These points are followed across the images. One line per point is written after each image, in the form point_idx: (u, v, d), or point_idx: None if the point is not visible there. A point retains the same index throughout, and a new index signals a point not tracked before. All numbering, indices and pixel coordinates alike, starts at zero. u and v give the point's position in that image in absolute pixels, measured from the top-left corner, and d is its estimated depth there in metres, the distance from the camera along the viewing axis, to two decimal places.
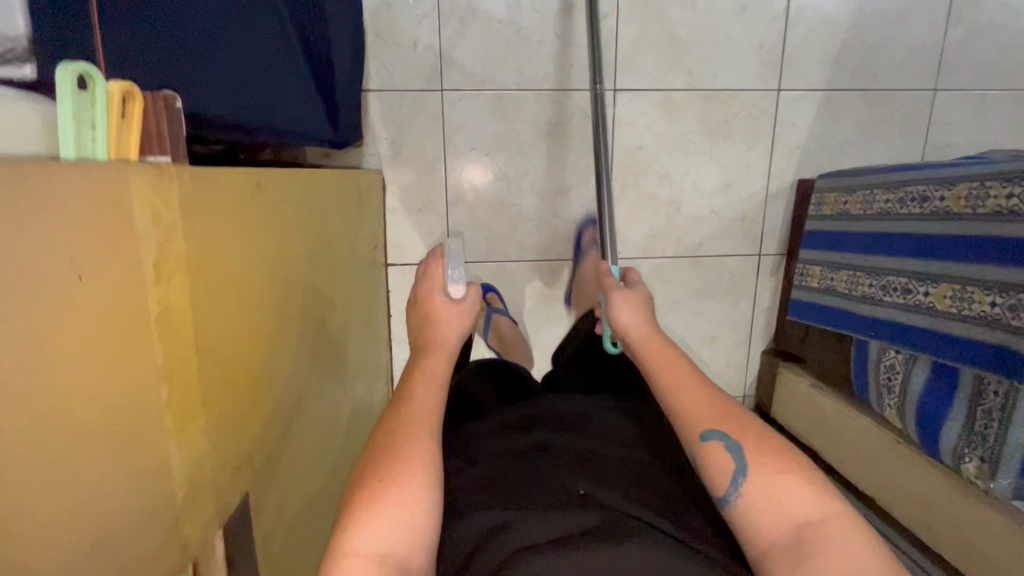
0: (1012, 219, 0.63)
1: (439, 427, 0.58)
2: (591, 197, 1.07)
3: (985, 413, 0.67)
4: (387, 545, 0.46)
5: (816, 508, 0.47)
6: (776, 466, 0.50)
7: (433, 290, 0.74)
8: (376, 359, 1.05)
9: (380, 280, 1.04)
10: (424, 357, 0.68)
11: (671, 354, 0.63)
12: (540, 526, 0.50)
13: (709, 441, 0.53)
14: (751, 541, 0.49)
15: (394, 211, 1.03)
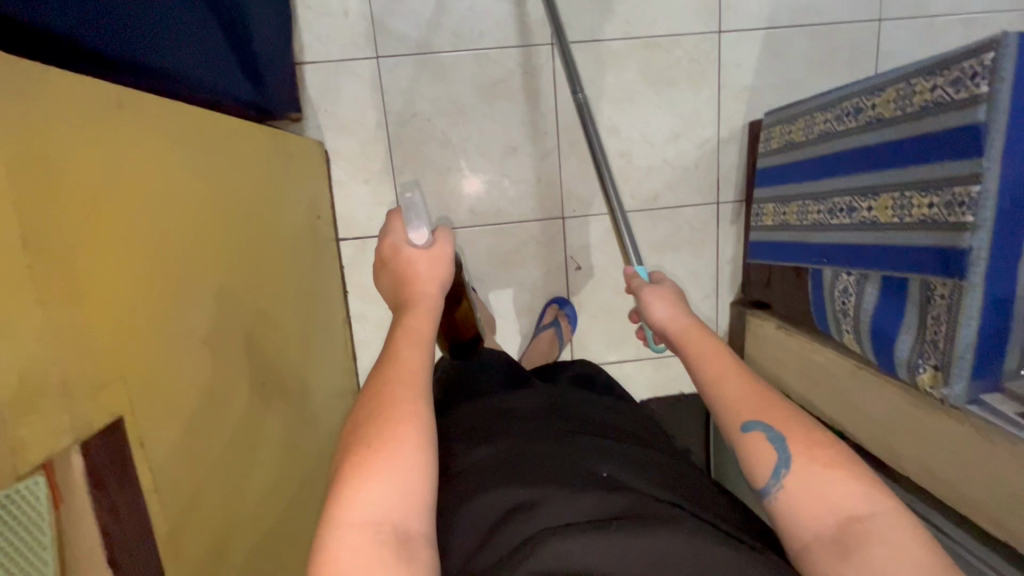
0: (935, 113, 0.62)
1: (429, 389, 0.50)
2: (540, 157, 1.06)
3: (935, 318, 0.65)
4: (382, 513, 0.41)
5: (865, 503, 0.43)
6: (821, 459, 0.46)
7: (400, 244, 0.60)
8: (335, 334, 1.03)
9: (332, 254, 1.02)
10: (404, 316, 0.56)
11: (708, 338, 0.57)
12: (565, 507, 0.49)
13: (752, 432, 0.49)
14: (792, 530, 0.46)
15: (340, 184, 1.02)
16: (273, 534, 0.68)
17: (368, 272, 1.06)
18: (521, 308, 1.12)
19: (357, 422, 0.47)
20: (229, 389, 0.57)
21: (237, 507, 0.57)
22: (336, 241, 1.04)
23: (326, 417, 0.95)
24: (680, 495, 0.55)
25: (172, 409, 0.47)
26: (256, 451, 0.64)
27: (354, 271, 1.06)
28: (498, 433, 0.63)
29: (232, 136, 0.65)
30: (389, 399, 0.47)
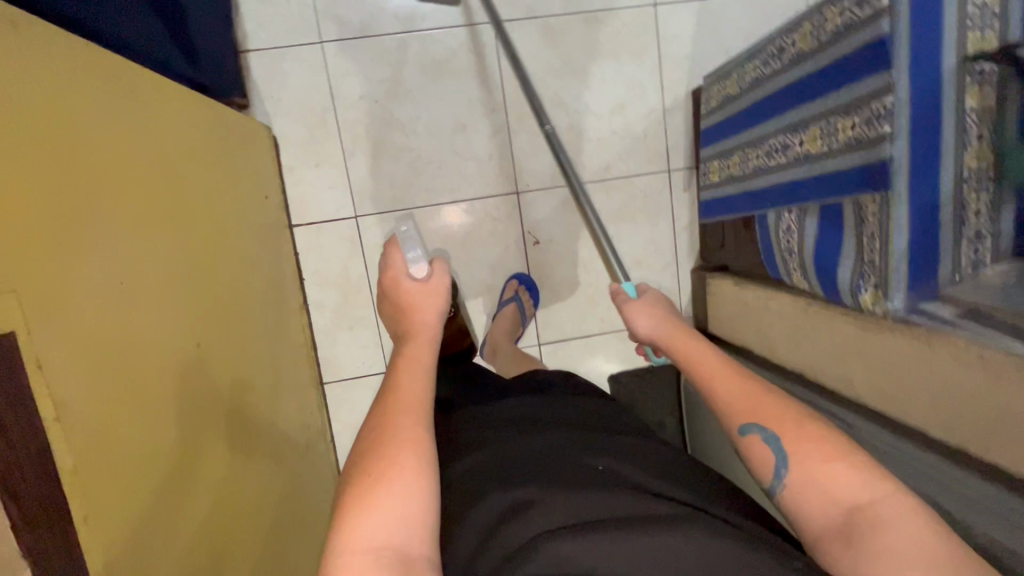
0: (846, 35, 0.63)
1: (430, 412, 0.49)
2: (489, 133, 1.07)
3: (870, 237, 0.66)
4: (388, 538, 0.40)
5: (866, 491, 0.43)
6: (818, 453, 0.46)
7: (399, 276, 0.61)
8: (297, 321, 1.01)
9: (286, 240, 1.01)
10: (404, 346, 0.57)
11: (695, 342, 0.58)
12: (564, 503, 0.48)
13: (748, 435, 0.49)
14: (803, 525, 0.45)
15: (291, 169, 1.03)
16: (234, 561, 0.65)
17: (324, 258, 1.05)
18: (483, 288, 1.11)
19: (359, 450, 0.45)
20: (170, 384, 0.56)
21: (174, 537, 0.54)
22: (289, 227, 1.03)
23: (292, 419, 0.91)
24: (688, 490, 0.53)
25: (84, 345, 0.45)
26: (205, 475, 0.61)
27: (310, 257, 1.05)
28: (487, 433, 0.60)
29: (157, 92, 0.64)
30: (393, 425, 0.46)
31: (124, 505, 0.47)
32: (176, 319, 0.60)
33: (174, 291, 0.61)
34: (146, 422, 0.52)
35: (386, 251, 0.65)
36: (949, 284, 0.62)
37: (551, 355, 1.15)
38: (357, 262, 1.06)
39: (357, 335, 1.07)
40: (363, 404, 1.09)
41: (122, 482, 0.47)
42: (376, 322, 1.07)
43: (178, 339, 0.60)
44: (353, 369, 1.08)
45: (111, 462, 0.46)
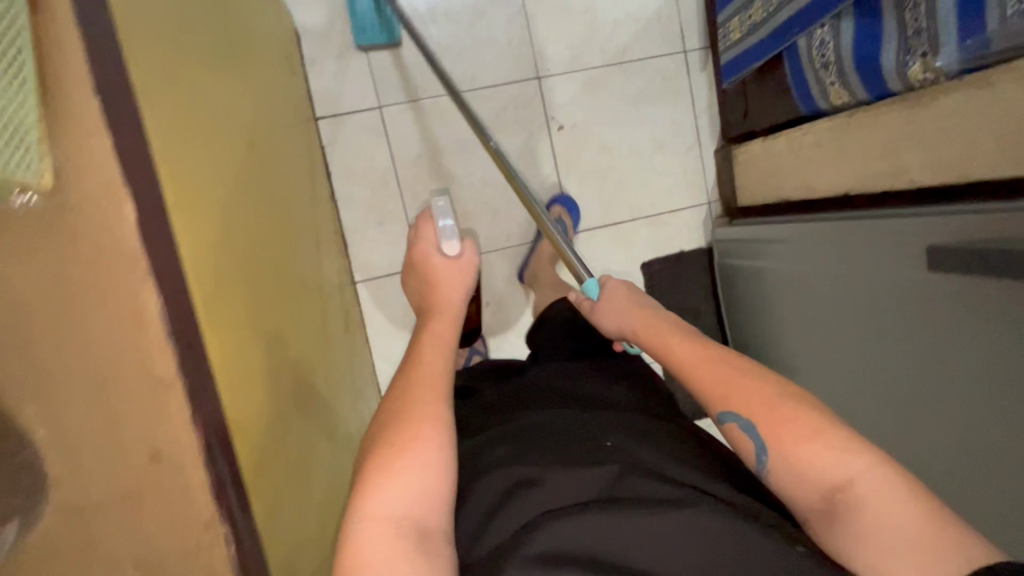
0: None
1: (444, 388, 0.66)
2: (505, 19, 1.12)
3: (913, 6, 0.67)
4: (401, 507, 0.53)
5: (846, 471, 0.49)
6: (794, 436, 0.52)
7: (430, 252, 0.81)
8: (327, 212, 1.06)
9: (313, 132, 1.06)
10: (429, 322, 0.76)
11: (659, 327, 0.65)
12: (554, 481, 0.58)
13: (727, 423, 0.55)
14: (792, 498, 0.53)
15: (313, 60, 1.08)
16: (334, 490, 0.75)
17: (349, 150, 1.11)
18: (508, 175, 1.16)
19: (384, 428, 0.60)
20: (280, 306, 0.64)
21: (305, 465, 0.64)
22: (314, 119, 1.08)
23: (346, 339, 1.01)
24: (693, 466, 0.63)
25: (222, 117, 0.58)
26: (311, 414, 0.69)
27: (336, 150, 1.11)
28: (506, 417, 0.71)
29: None
30: (415, 405, 0.62)
31: (283, 447, 0.55)
32: (266, 226, 0.67)
33: (264, 210, 0.68)
34: (281, 351, 0.60)
35: (418, 223, 0.85)
36: (998, 31, 0.59)
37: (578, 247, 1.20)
38: (382, 152, 1.12)
39: (387, 232, 1.14)
40: (397, 299, 1.16)
41: (282, 415, 0.56)
42: (407, 216, 1.14)
43: (274, 258, 0.67)
44: (384, 267, 1.15)
45: (271, 395, 0.54)
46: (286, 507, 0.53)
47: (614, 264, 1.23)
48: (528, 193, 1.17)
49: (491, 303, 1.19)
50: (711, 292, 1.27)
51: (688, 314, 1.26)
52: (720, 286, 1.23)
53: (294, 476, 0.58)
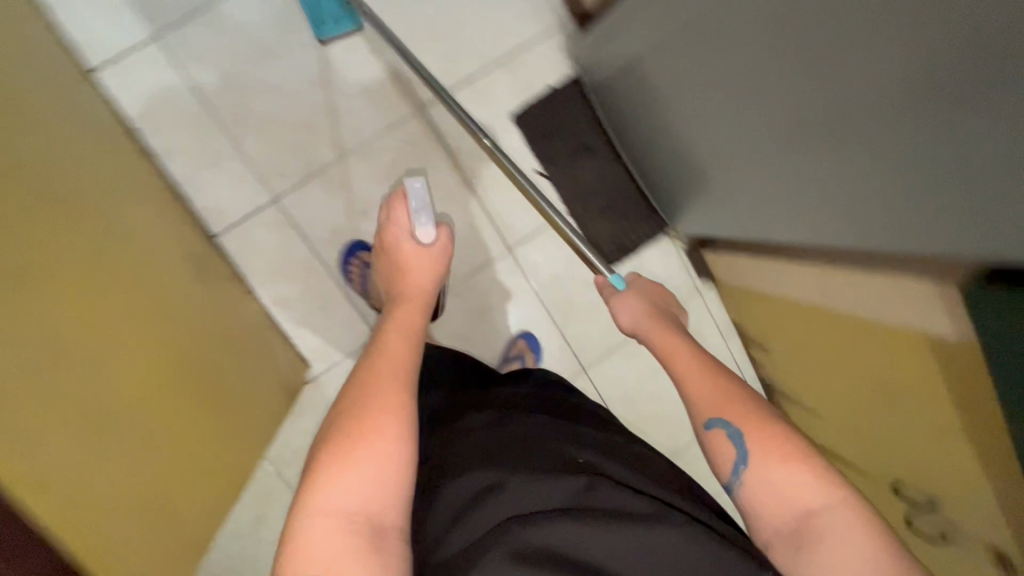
0: None
1: (408, 377, 0.68)
2: None
3: None
4: (352, 503, 0.56)
5: (819, 500, 0.57)
6: (778, 456, 0.60)
7: (402, 237, 0.86)
8: (143, 172, 0.94)
9: (90, 86, 0.93)
10: (396, 310, 0.81)
11: (675, 340, 0.74)
12: (527, 487, 0.61)
13: (713, 429, 0.64)
14: (760, 525, 0.60)
15: (63, 8, 0.96)
16: (186, 491, 0.74)
17: (146, 97, 0.99)
18: (331, 64, 1.05)
19: (340, 422, 0.62)
20: (110, 321, 0.66)
21: (146, 481, 0.65)
22: (87, 73, 0.95)
23: (213, 308, 0.92)
24: (667, 490, 0.68)
25: None
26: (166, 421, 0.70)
27: (131, 102, 0.99)
28: (477, 422, 0.74)
29: None
30: (377, 395, 0.64)
31: (93, 447, 0.57)
32: (85, 241, 0.69)
33: (80, 226, 0.69)
34: (101, 356, 0.62)
35: (391, 202, 0.88)
36: None
37: (440, 119, 1.09)
38: (183, 89, 1.00)
39: (222, 172, 1.02)
40: (265, 242, 1.05)
41: (88, 414, 0.58)
42: (237, 147, 1.02)
43: (102, 273, 0.69)
44: (237, 211, 1.04)
45: (70, 399, 0.56)
46: (92, 508, 0.54)
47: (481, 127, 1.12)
48: (363, 81, 1.06)
49: (368, 211, 1.08)
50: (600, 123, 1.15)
51: (580, 154, 1.15)
52: (603, 113, 1.12)
53: (110, 474, 0.58)
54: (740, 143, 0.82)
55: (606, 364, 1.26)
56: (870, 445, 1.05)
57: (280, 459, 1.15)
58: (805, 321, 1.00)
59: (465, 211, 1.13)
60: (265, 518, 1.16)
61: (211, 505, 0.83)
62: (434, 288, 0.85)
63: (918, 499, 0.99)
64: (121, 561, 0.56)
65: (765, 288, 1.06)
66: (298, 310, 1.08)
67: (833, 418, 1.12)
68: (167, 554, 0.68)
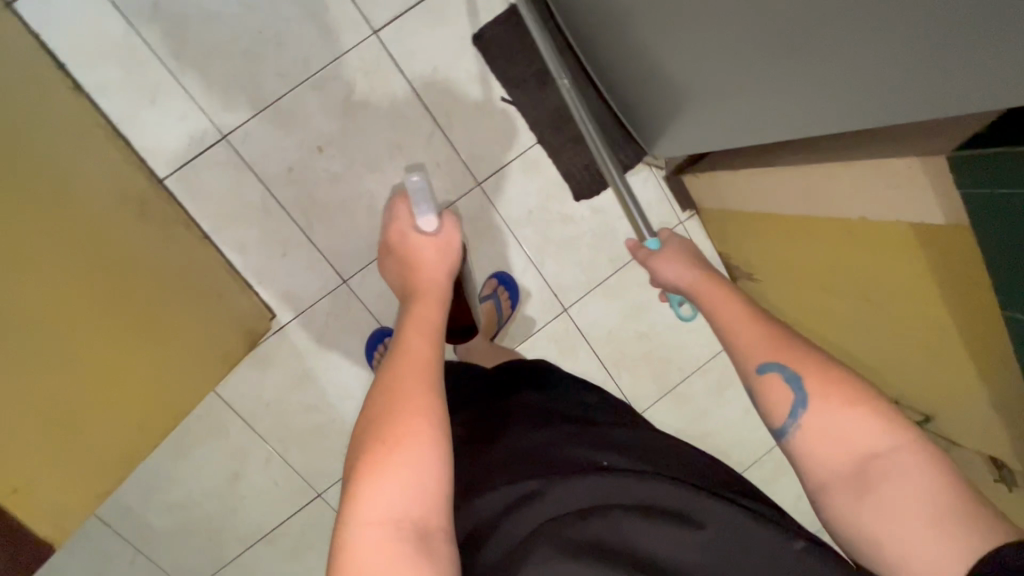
0: None
1: (439, 374, 0.59)
2: None
3: None
4: (400, 512, 0.49)
5: (885, 440, 0.50)
6: (837, 397, 0.52)
7: (407, 229, 0.82)
8: (73, 108, 0.87)
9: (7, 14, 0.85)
10: (416, 307, 0.69)
11: (723, 289, 0.63)
12: (566, 493, 0.58)
13: (767, 373, 0.55)
14: (813, 469, 0.53)
15: None
16: (107, 422, 0.68)
17: (74, 28, 0.92)
18: None
19: (371, 425, 0.55)
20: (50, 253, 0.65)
21: (50, 389, 0.60)
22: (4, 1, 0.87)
23: (140, 238, 0.83)
24: (682, 472, 0.63)
25: None
26: (99, 351, 0.67)
27: (56, 35, 0.92)
28: (501, 434, 0.71)
29: None
30: (406, 394, 0.55)
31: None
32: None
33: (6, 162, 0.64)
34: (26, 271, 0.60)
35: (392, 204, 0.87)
36: None
37: (393, 42, 1.02)
38: (112, 17, 0.93)
39: (164, 110, 0.97)
40: (217, 184, 1.00)
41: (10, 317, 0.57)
42: (179, 83, 0.96)
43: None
44: (184, 151, 0.98)
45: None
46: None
47: (441, 50, 1.05)
48: (306, 3, 0.98)
49: (325, 146, 1.03)
50: (562, 43, 1.09)
51: (545, 76, 1.07)
52: (563, 28, 1.02)
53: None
54: (705, 45, 0.74)
55: (587, 301, 1.22)
56: (856, 362, 1.01)
57: (252, 413, 1.10)
58: (786, 230, 0.94)
59: (427, 145, 1.07)
60: (242, 474, 1.12)
61: (147, 423, 0.76)
62: (445, 279, 0.76)
63: (912, 414, 0.96)
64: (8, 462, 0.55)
65: (744, 204, 1.01)
66: (257, 255, 1.04)
67: (819, 341, 1.08)
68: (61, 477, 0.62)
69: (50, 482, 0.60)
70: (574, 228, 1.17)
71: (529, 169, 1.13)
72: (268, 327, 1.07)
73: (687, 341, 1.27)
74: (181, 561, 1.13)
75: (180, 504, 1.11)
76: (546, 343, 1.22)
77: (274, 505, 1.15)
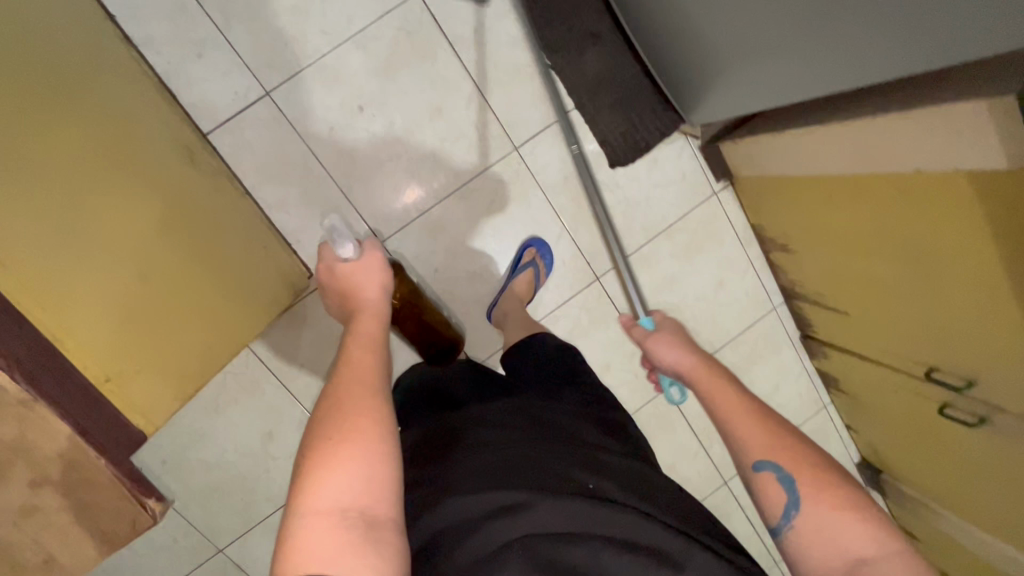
0: None
1: (383, 383, 0.60)
2: None
3: None
4: (346, 500, 0.49)
5: (870, 547, 0.52)
6: (828, 501, 0.55)
7: (332, 264, 0.78)
8: (126, 57, 0.87)
9: None
10: (356, 323, 0.69)
11: (718, 376, 0.65)
12: (549, 507, 0.57)
13: (762, 471, 0.58)
14: (802, 565, 0.55)
15: None
16: (185, 340, 0.74)
17: None
18: None
19: (319, 424, 0.55)
20: (146, 194, 0.72)
21: (139, 304, 0.66)
22: None
23: (203, 195, 0.86)
24: (652, 500, 0.64)
25: None
26: (180, 280, 0.74)
27: None
28: (481, 437, 0.68)
29: None
30: (352, 398, 0.57)
31: (90, 251, 0.61)
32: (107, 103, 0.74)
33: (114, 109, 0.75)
34: (117, 204, 0.66)
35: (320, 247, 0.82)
36: None
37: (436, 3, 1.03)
38: None
39: (209, 64, 0.97)
40: (259, 140, 1.01)
41: (104, 237, 0.64)
42: (226, 38, 0.97)
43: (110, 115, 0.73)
44: (227, 107, 0.99)
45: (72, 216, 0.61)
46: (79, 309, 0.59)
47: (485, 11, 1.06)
48: None
49: (365, 106, 1.03)
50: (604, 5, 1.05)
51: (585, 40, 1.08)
52: None
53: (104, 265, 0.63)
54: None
55: (618, 271, 1.22)
56: (896, 330, 1.00)
57: (287, 373, 1.11)
58: (829, 193, 0.94)
59: (466, 107, 1.07)
60: (275, 435, 1.13)
61: (216, 355, 0.81)
62: (384, 291, 0.74)
63: (953, 380, 0.94)
64: (103, 346, 0.61)
65: (787, 170, 1.00)
66: (295, 216, 1.04)
67: (859, 311, 1.07)
68: (156, 376, 0.68)
69: (139, 385, 0.66)
70: (609, 196, 1.19)
71: None
72: (307, 287, 1.08)
73: (715, 315, 1.29)
74: (214, 520, 1.14)
75: (214, 462, 1.11)
76: (578, 311, 1.21)
77: None
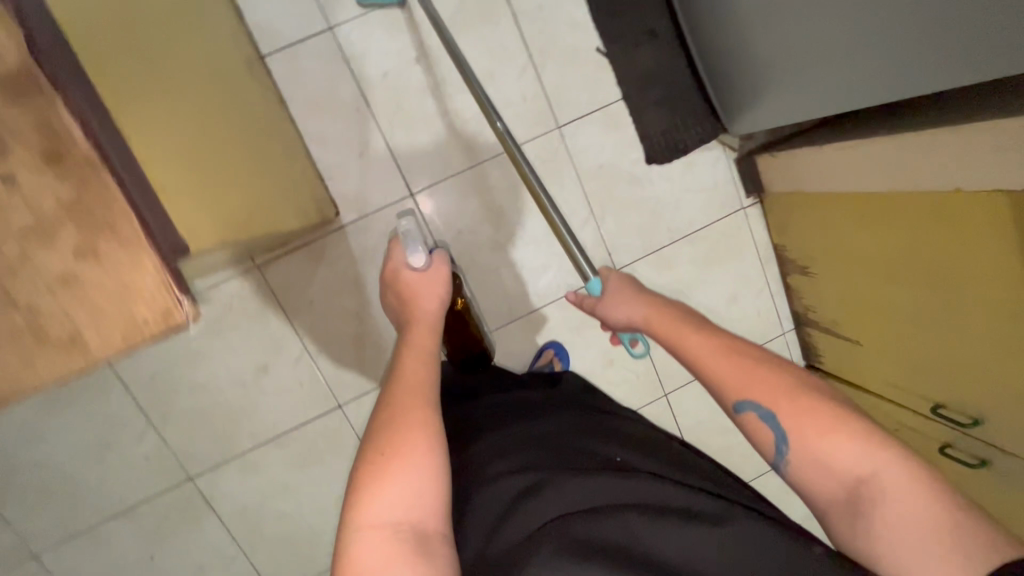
0: None
1: (434, 394, 0.61)
2: None
3: None
4: (396, 515, 0.50)
5: (865, 464, 0.51)
6: (814, 428, 0.54)
7: (400, 268, 0.79)
8: None
9: None
10: (408, 335, 0.71)
11: (679, 326, 0.68)
12: (577, 483, 0.56)
13: (745, 412, 0.59)
14: (813, 493, 0.55)
15: None
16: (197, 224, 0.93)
17: None
18: None
19: (371, 440, 0.56)
20: None
21: None
22: None
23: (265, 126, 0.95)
24: (710, 483, 0.63)
25: None
26: None
27: None
28: (513, 431, 0.69)
29: None
30: (404, 411, 0.57)
31: None
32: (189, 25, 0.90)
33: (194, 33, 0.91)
34: None
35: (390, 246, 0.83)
36: None
37: None
38: None
39: None
40: (313, 73, 1.02)
41: None
42: None
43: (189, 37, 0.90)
44: (289, 35, 1.01)
45: None
46: None
47: None
48: None
49: (421, 58, 1.05)
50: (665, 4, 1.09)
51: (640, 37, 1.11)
52: None
53: None
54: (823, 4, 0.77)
55: (634, 268, 1.22)
56: (909, 362, 1.00)
57: (293, 308, 1.10)
58: (858, 210, 0.95)
59: (518, 78, 1.11)
60: (269, 368, 1.11)
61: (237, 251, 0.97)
62: (441, 305, 0.76)
63: (959, 417, 0.93)
64: None
65: (817, 183, 1.02)
66: (334, 152, 1.05)
67: (869, 342, 1.08)
68: None
69: None
70: (640, 191, 1.19)
71: (610, 122, 1.16)
72: (330, 223, 1.08)
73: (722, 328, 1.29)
74: (194, 446, 1.11)
75: (203, 386, 1.10)
76: None
77: (294, 407, 1.13)
